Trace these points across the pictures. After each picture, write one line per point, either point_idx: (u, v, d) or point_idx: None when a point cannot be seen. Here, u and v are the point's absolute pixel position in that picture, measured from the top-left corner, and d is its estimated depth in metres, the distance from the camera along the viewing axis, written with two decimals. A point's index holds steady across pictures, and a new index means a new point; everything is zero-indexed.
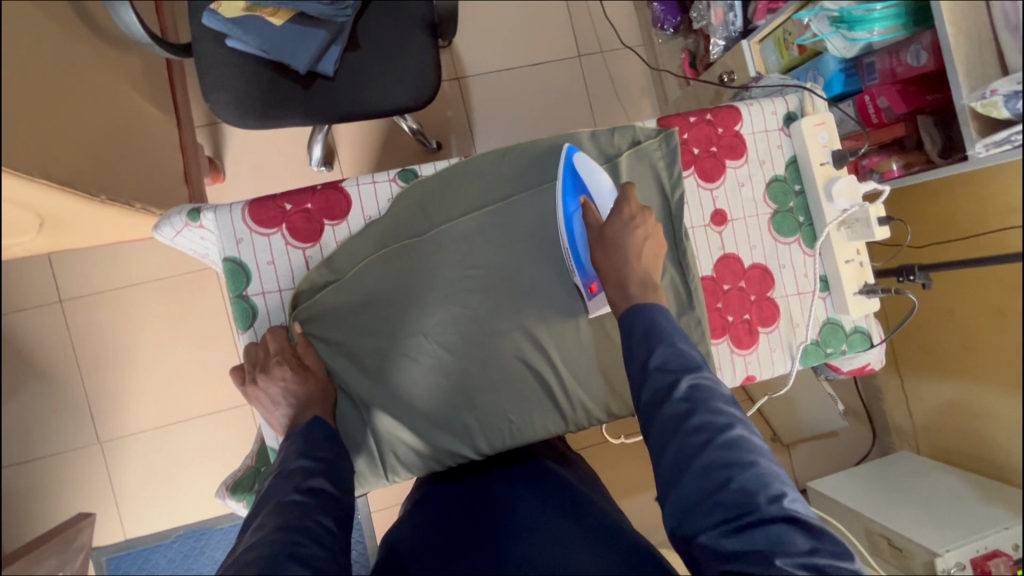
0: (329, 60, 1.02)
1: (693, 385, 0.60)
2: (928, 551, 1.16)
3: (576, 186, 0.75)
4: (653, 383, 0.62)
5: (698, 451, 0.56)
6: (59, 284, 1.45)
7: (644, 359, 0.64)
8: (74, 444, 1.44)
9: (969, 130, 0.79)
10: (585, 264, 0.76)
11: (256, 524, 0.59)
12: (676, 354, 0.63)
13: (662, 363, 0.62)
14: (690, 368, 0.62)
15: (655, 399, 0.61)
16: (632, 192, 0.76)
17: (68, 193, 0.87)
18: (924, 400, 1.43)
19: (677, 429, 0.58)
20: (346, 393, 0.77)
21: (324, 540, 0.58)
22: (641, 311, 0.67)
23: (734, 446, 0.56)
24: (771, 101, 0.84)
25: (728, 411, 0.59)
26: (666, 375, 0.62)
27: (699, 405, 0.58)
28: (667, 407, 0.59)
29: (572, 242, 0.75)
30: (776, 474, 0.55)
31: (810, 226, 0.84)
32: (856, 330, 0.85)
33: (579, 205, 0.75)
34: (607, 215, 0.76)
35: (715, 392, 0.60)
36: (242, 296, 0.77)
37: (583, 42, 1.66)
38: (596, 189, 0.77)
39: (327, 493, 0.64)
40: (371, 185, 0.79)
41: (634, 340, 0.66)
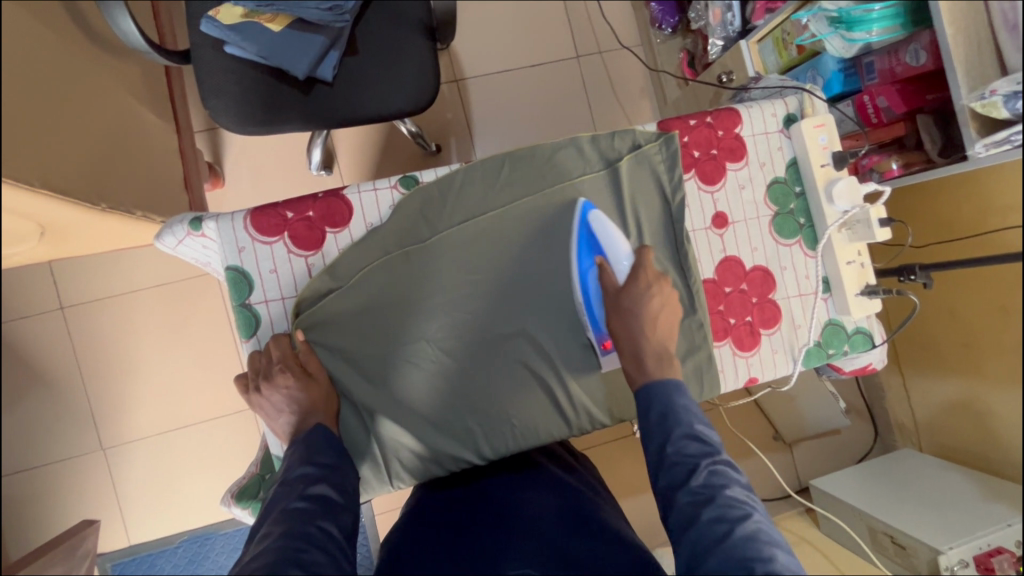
0: (327, 65, 1.01)
1: (711, 473, 0.63)
2: (930, 549, 1.16)
3: (591, 246, 0.78)
4: (672, 468, 0.65)
5: (716, 540, 0.58)
6: (60, 291, 1.45)
7: (663, 443, 0.67)
8: (77, 452, 1.44)
9: (969, 131, 0.79)
10: (600, 321, 0.79)
11: (262, 532, 0.61)
12: (695, 441, 0.66)
13: (680, 450, 0.66)
14: (708, 454, 0.65)
15: (673, 486, 0.64)
16: (647, 255, 0.78)
17: (69, 203, 0.87)
18: (926, 397, 1.44)
19: (696, 519, 0.60)
20: (349, 400, 0.77)
21: (326, 545, 0.59)
22: (658, 394, 0.71)
23: (753, 538, 0.57)
24: (770, 103, 0.84)
25: (745, 502, 0.61)
26: (685, 462, 0.65)
27: (717, 494, 0.61)
28: (686, 495, 0.62)
29: (588, 300, 0.78)
30: (796, 571, 0.56)
31: (812, 227, 0.84)
32: (858, 331, 0.85)
33: (594, 264, 0.78)
34: (624, 278, 0.78)
35: (732, 482, 0.63)
36: (245, 304, 0.77)
37: (581, 42, 1.66)
38: (612, 249, 0.79)
39: (330, 499, 0.65)
40: (372, 191, 0.79)
41: (652, 424, 0.70)
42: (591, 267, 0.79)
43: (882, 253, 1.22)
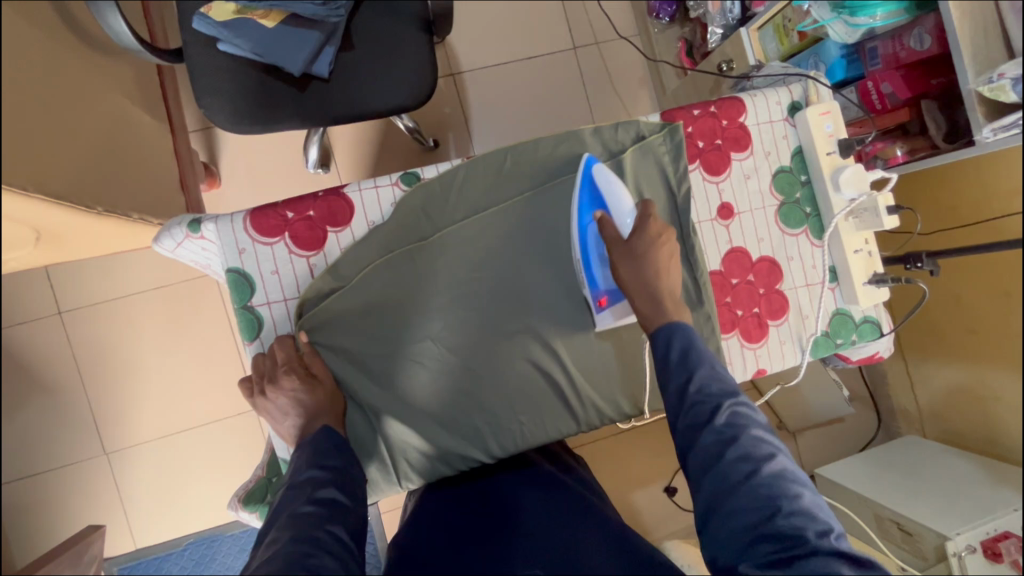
0: (323, 61, 1.00)
1: (733, 412, 0.65)
2: (938, 535, 1.16)
3: (593, 200, 0.75)
4: (696, 408, 0.66)
5: (743, 479, 0.60)
6: (58, 296, 1.43)
7: (685, 384, 0.68)
8: (80, 457, 1.43)
9: (975, 116, 0.78)
10: (597, 278, 0.76)
11: (269, 538, 0.60)
12: (716, 381, 0.67)
13: (703, 390, 0.67)
14: (730, 396, 0.66)
15: (696, 426, 0.65)
16: (651, 207, 0.76)
17: (64, 207, 0.85)
18: (929, 384, 1.44)
19: (722, 456, 0.62)
20: (355, 400, 0.76)
21: (336, 550, 0.58)
22: (678, 334, 0.71)
23: (777, 477, 0.60)
24: (774, 90, 0.83)
25: (767, 441, 0.63)
26: (708, 402, 0.66)
27: (742, 434, 0.63)
28: (710, 434, 0.64)
29: (585, 255, 0.75)
30: (818, 506, 0.59)
31: (818, 217, 0.83)
32: (866, 320, 0.84)
33: (594, 218, 0.75)
34: (628, 233, 0.75)
35: (754, 422, 0.64)
36: (248, 307, 0.76)
37: (578, 33, 1.64)
38: (615, 204, 0.76)
39: (338, 503, 0.64)
40: (373, 189, 0.78)
41: (672, 364, 0.69)
42: (590, 221, 0.75)
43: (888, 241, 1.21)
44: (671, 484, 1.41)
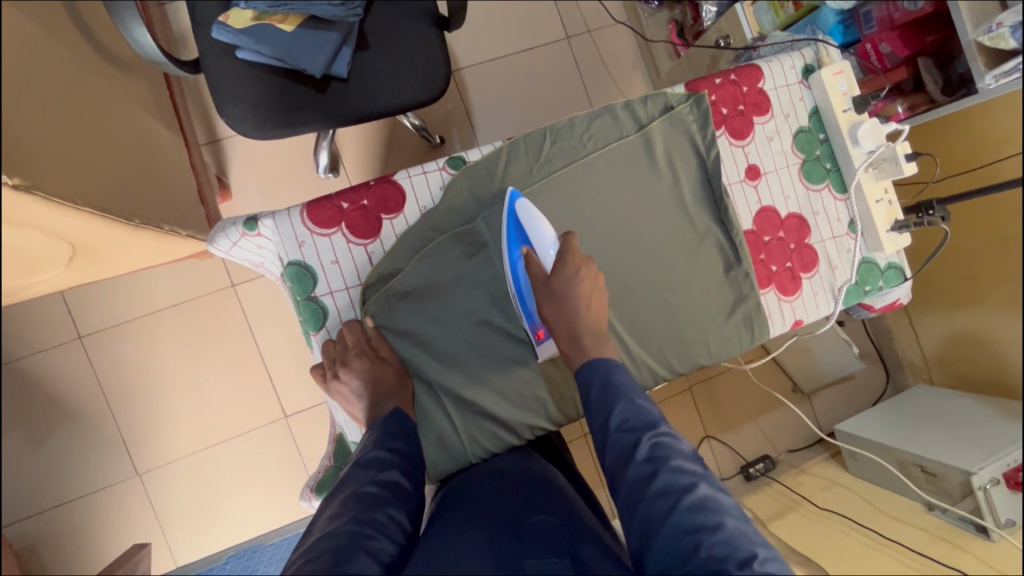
0: (342, 61, 1.02)
1: (654, 444, 0.63)
2: (963, 472, 1.19)
3: (518, 236, 0.77)
4: (617, 444, 0.64)
5: (666, 515, 0.57)
6: (77, 321, 1.42)
7: (605, 420, 0.67)
8: (113, 479, 1.43)
9: (976, 65, 0.83)
10: (533, 309, 0.78)
11: (330, 512, 0.62)
12: (636, 413, 0.66)
13: (623, 423, 0.65)
14: (651, 426, 0.64)
15: (619, 463, 0.63)
16: (573, 241, 0.77)
17: (105, 219, 0.86)
18: (933, 332, 1.51)
19: (644, 493, 0.59)
20: (421, 380, 0.80)
21: (392, 534, 0.61)
22: (600, 368, 0.71)
23: (699, 507, 0.57)
24: (788, 55, 0.87)
25: (690, 471, 0.61)
26: (627, 435, 0.64)
27: (662, 466, 0.60)
28: (632, 469, 0.61)
29: (519, 290, 0.77)
30: (746, 535, 0.56)
31: (838, 172, 0.88)
32: (891, 266, 0.89)
33: (522, 254, 0.77)
34: (551, 265, 0.77)
35: (676, 452, 0.62)
36: (311, 297, 0.79)
37: (571, 22, 1.68)
38: (538, 236, 0.77)
39: (400, 486, 0.66)
40: (422, 175, 0.82)
41: (595, 399, 0.69)
42: (520, 257, 0.78)
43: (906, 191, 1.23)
44: None
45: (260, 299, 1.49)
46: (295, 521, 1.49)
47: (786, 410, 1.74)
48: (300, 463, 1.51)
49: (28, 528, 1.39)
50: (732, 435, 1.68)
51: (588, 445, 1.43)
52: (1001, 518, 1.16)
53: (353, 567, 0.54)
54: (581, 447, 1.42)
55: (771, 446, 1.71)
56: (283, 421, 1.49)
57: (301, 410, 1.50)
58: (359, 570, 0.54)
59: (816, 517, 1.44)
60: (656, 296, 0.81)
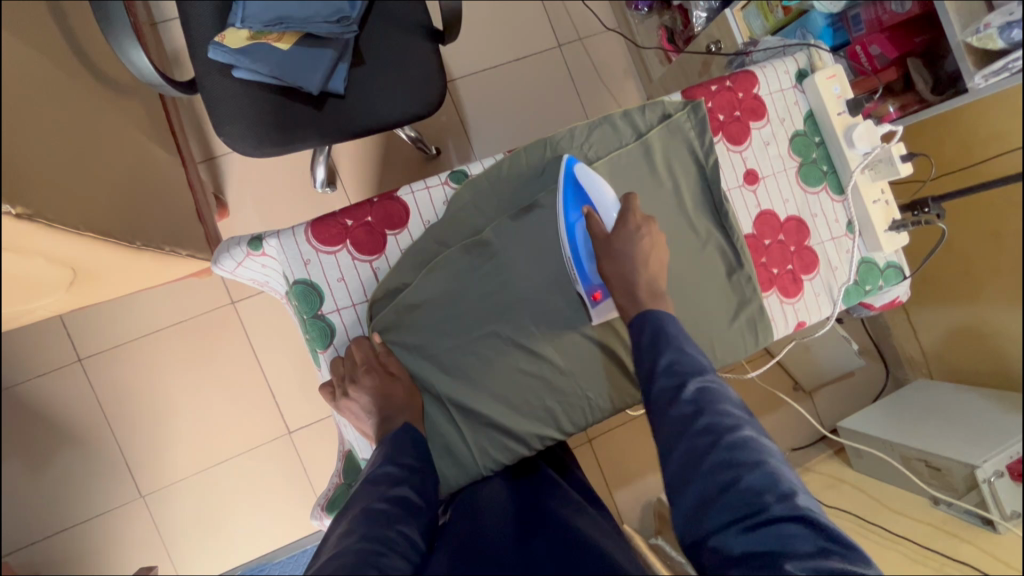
0: (338, 78, 1.02)
1: (701, 387, 0.63)
2: (967, 466, 1.19)
3: (578, 196, 0.77)
4: (663, 384, 0.64)
5: (706, 451, 0.57)
6: (76, 344, 1.41)
7: (653, 361, 0.66)
8: (117, 502, 1.42)
9: (966, 65, 0.85)
10: (589, 272, 0.78)
11: (340, 530, 0.62)
12: (685, 358, 0.66)
13: (670, 366, 0.65)
14: (698, 371, 0.64)
15: (664, 402, 0.63)
16: (633, 203, 0.78)
17: (106, 243, 0.85)
18: (931, 328, 1.53)
19: (687, 429, 0.60)
20: (430, 394, 0.80)
21: (403, 550, 0.60)
22: (651, 318, 0.71)
23: (741, 447, 0.57)
24: (781, 61, 0.89)
25: (734, 413, 0.61)
26: (673, 377, 0.64)
27: (705, 407, 0.60)
28: (676, 407, 0.62)
29: (576, 252, 0.78)
30: (786, 476, 0.56)
31: (835, 174, 0.89)
32: (889, 265, 0.90)
33: (581, 214, 0.77)
34: (612, 226, 0.77)
35: (722, 396, 0.62)
36: (319, 316, 0.79)
37: (563, 30, 1.69)
38: (599, 198, 0.78)
39: (411, 501, 0.66)
40: (425, 190, 0.82)
41: (644, 343, 0.69)
42: (579, 217, 0.78)
43: (903, 190, 1.23)
44: None
45: (261, 315, 1.48)
46: (302, 537, 1.48)
47: (788, 408, 1.75)
48: (304, 479, 1.49)
49: (30, 556, 1.37)
50: None
51: (593, 451, 1.43)
52: (1006, 510, 1.16)
53: None
54: (587, 453, 1.42)
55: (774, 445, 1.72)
56: (287, 437, 1.48)
57: (305, 425, 1.50)
58: None
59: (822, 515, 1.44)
60: None
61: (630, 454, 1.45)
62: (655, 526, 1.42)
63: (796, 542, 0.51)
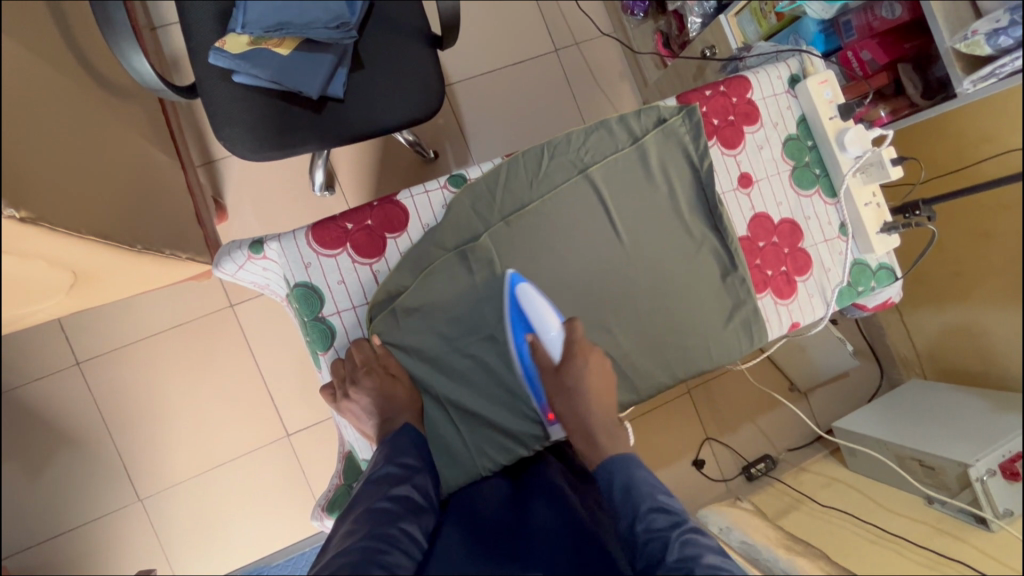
0: (337, 83, 1.03)
1: (684, 542, 0.58)
2: (959, 464, 1.20)
3: (521, 325, 0.79)
4: (646, 548, 0.59)
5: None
6: (75, 347, 1.42)
7: (630, 519, 0.62)
8: (115, 505, 1.42)
9: (955, 71, 0.87)
10: (540, 391, 0.80)
11: (345, 530, 0.63)
12: (661, 511, 0.62)
13: (648, 525, 0.61)
14: (677, 525, 0.60)
15: (651, 566, 0.58)
16: (577, 329, 0.78)
17: (107, 246, 0.86)
18: (924, 328, 1.55)
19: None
20: (430, 396, 0.81)
21: (406, 547, 0.61)
22: (617, 467, 0.69)
23: None
24: (774, 66, 0.90)
25: (726, 568, 0.55)
26: (654, 537, 0.59)
27: (694, 562, 0.55)
28: (664, 571, 0.56)
29: (526, 373, 0.80)
30: None
31: (827, 177, 0.91)
32: (881, 266, 0.91)
33: (527, 341, 0.79)
34: (558, 356, 0.78)
35: (708, 550, 0.57)
36: (319, 318, 0.80)
37: (559, 35, 1.71)
38: (542, 327, 0.79)
39: (414, 501, 0.67)
40: (424, 193, 0.83)
41: (616, 501, 0.66)
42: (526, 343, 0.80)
43: (893, 193, 1.25)
44: (698, 457, 1.67)
45: (260, 318, 1.49)
46: (301, 540, 1.48)
47: (784, 409, 1.76)
48: (303, 481, 1.50)
49: (27, 560, 1.37)
50: (732, 435, 1.71)
51: None
52: (998, 508, 1.18)
53: None
54: None
55: (771, 446, 1.73)
56: (286, 439, 1.49)
57: (305, 428, 1.50)
58: None
59: (817, 515, 1.46)
60: (657, 306, 0.83)
61: None
62: None
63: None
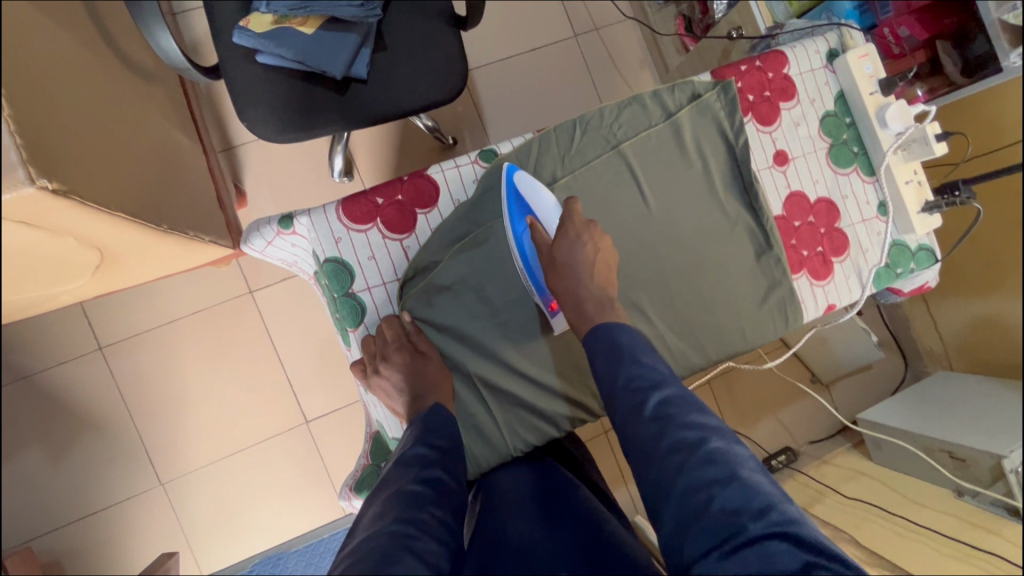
0: (360, 62, 1.01)
1: (662, 401, 0.63)
2: (993, 456, 1.15)
3: (520, 207, 0.78)
4: (625, 406, 0.65)
5: (677, 472, 0.58)
6: (97, 332, 1.42)
7: (612, 381, 0.67)
8: (137, 489, 1.42)
9: (1001, 43, 0.85)
10: (543, 282, 0.79)
11: (375, 512, 0.62)
12: (643, 373, 0.66)
13: (630, 385, 0.66)
14: (658, 386, 0.65)
15: (629, 422, 0.64)
16: (575, 207, 0.77)
17: (135, 224, 0.85)
18: (953, 319, 1.52)
19: (655, 451, 0.60)
20: (459, 375, 0.80)
21: (436, 532, 0.60)
22: (602, 333, 0.71)
23: (712, 461, 0.58)
24: (812, 41, 0.88)
25: (701, 426, 0.61)
26: (635, 396, 0.65)
27: (671, 425, 0.61)
28: (643, 428, 0.62)
29: (526, 263, 0.78)
30: (759, 484, 0.57)
31: (866, 155, 0.89)
32: (921, 248, 0.90)
33: (526, 225, 0.78)
34: (555, 233, 0.78)
35: (687, 411, 0.62)
36: (350, 294, 0.80)
37: (579, 20, 1.68)
38: (540, 207, 0.79)
39: (444, 484, 0.66)
40: (455, 169, 0.83)
41: (600, 364, 0.70)
42: (525, 228, 0.78)
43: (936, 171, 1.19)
44: None
45: (279, 305, 1.49)
46: (319, 527, 1.47)
47: (806, 400, 1.73)
48: (321, 468, 1.49)
49: (51, 542, 1.39)
50: (753, 426, 1.68)
51: (608, 441, 1.46)
52: None
53: (398, 568, 0.53)
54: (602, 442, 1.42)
55: (791, 437, 1.71)
56: (304, 426, 1.49)
57: (323, 414, 1.50)
58: (404, 572, 0.53)
59: (842, 507, 1.43)
60: (691, 286, 0.81)
61: None
62: None
63: (781, 563, 0.51)
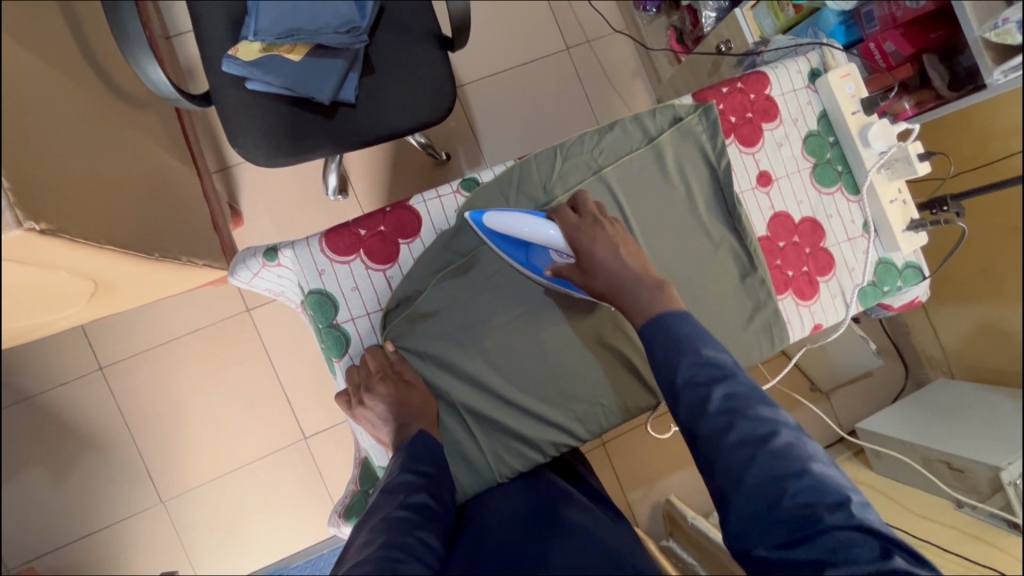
0: (349, 86, 1.03)
1: (728, 394, 0.61)
2: (991, 467, 1.14)
3: (512, 240, 0.80)
4: (687, 398, 0.63)
5: (747, 466, 0.57)
6: (97, 353, 1.44)
7: (672, 375, 0.65)
8: (138, 507, 1.44)
9: (984, 59, 0.85)
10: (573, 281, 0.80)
11: (362, 540, 0.62)
12: (705, 366, 0.64)
13: (691, 379, 0.63)
14: (722, 377, 0.63)
15: (693, 415, 0.62)
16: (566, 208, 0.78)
17: (127, 255, 0.87)
18: (951, 326, 1.50)
19: (723, 445, 0.59)
20: (444, 402, 0.81)
21: (423, 555, 0.60)
22: (657, 327, 0.68)
23: (782, 456, 0.57)
24: (794, 61, 0.89)
25: (769, 417, 0.60)
26: (698, 389, 0.62)
27: (739, 417, 0.59)
28: (708, 422, 0.61)
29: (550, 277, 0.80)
30: (832, 476, 0.57)
31: (850, 173, 0.89)
32: (908, 265, 0.90)
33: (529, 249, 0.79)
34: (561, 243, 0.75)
35: (755, 402, 0.61)
36: (333, 325, 0.82)
37: (571, 34, 1.69)
38: (529, 228, 0.76)
39: (430, 509, 0.66)
40: (436, 199, 0.86)
41: (658, 355, 0.67)
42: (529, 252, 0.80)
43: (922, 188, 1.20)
44: None
45: (276, 322, 1.50)
46: (318, 543, 1.49)
47: (806, 409, 1.72)
48: (320, 483, 1.50)
49: (54, 560, 1.40)
50: None
51: (606, 454, 1.46)
52: None
53: None
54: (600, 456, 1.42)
55: None
56: (302, 443, 1.50)
57: (321, 431, 1.51)
58: None
59: None
60: None
61: (641, 460, 1.47)
62: (665, 528, 1.42)
63: (856, 554, 0.52)
